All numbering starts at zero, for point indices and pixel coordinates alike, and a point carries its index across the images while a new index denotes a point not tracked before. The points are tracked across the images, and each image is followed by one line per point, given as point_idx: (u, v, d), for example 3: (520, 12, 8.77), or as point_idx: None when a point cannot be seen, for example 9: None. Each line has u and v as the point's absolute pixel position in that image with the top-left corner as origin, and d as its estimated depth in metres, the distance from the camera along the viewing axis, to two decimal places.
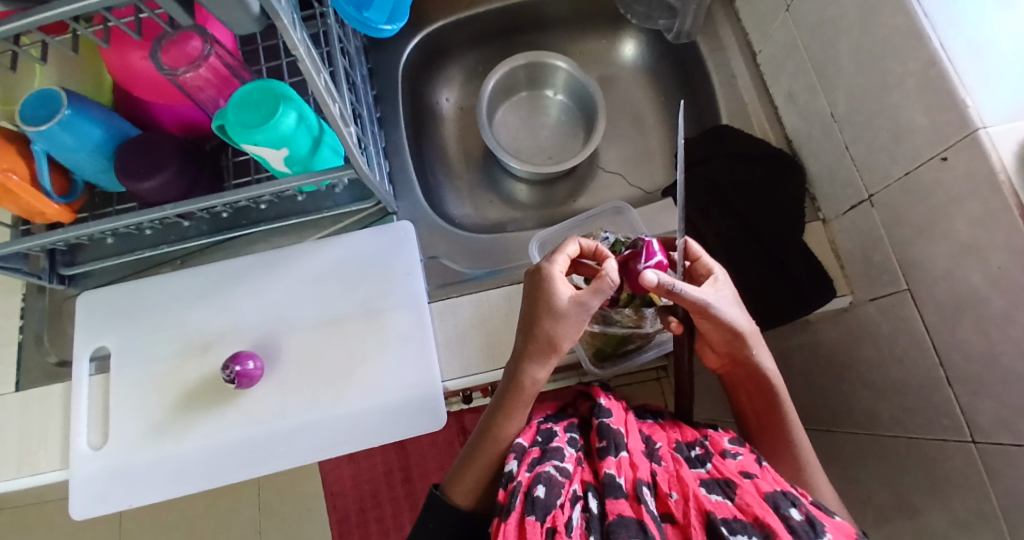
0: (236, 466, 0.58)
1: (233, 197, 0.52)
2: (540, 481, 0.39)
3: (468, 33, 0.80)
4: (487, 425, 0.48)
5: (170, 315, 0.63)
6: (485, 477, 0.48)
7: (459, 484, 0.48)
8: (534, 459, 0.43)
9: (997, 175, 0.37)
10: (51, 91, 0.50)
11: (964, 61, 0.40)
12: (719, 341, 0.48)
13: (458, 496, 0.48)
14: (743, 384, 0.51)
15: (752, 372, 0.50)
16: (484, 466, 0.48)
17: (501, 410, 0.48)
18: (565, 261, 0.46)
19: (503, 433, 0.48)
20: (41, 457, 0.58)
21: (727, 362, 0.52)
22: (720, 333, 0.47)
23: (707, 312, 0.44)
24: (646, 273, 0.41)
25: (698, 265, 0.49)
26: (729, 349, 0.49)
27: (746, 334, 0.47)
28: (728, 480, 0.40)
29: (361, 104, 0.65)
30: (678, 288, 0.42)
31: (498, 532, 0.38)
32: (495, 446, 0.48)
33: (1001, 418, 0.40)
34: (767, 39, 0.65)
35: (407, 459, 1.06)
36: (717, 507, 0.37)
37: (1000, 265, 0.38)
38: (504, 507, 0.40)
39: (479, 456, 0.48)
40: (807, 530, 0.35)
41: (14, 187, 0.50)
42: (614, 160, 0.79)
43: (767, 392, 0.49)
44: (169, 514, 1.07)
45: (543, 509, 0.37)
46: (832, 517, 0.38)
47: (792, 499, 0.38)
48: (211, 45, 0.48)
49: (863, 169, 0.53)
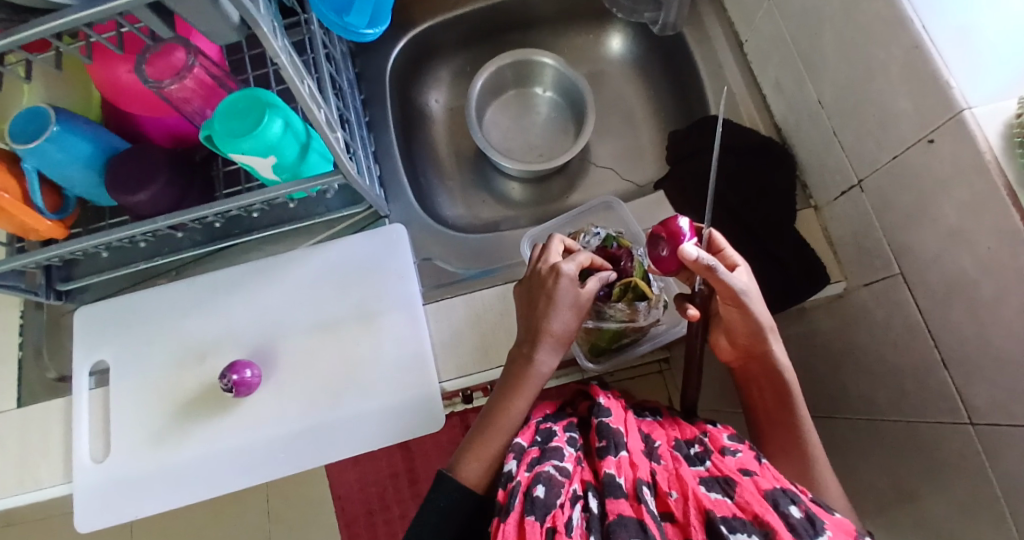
0: (235, 474, 0.58)
1: (224, 207, 0.53)
2: (539, 481, 0.40)
3: (455, 34, 0.80)
4: (496, 406, 0.49)
5: (166, 326, 0.63)
6: (495, 456, 0.48)
7: (471, 461, 0.47)
8: (534, 458, 0.43)
9: (983, 156, 0.37)
10: (41, 108, 0.51)
11: (947, 43, 0.40)
12: (741, 335, 0.49)
13: (470, 474, 0.47)
14: (755, 378, 0.51)
15: (766, 366, 0.50)
16: (495, 446, 0.48)
17: (510, 390, 0.49)
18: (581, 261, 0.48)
19: (510, 415, 0.48)
20: (44, 471, 0.59)
21: (742, 356, 0.52)
22: (745, 327, 0.47)
23: (738, 297, 0.44)
24: (686, 247, 0.39)
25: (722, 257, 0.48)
26: (748, 343, 0.49)
27: (766, 330, 0.47)
28: (727, 478, 0.40)
29: (348, 109, 0.65)
30: (718, 267, 0.41)
31: (497, 532, 0.38)
32: (505, 426, 0.48)
33: (996, 399, 0.40)
34: (752, 28, 0.65)
35: (413, 461, 1.06)
36: (717, 506, 0.37)
37: (989, 246, 0.38)
38: (504, 508, 0.40)
39: (491, 434, 0.48)
40: (806, 529, 0.35)
41: (6, 205, 0.50)
42: (605, 156, 0.79)
43: (778, 385, 0.50)
44: (177, 523, 1.08)
45: (543, 509, 0.37)
46: (832, 515, 0.38)
47: (792, 496, 0.38)
48: (195, 56, 0.49)
49: (851, 154, 0.53)
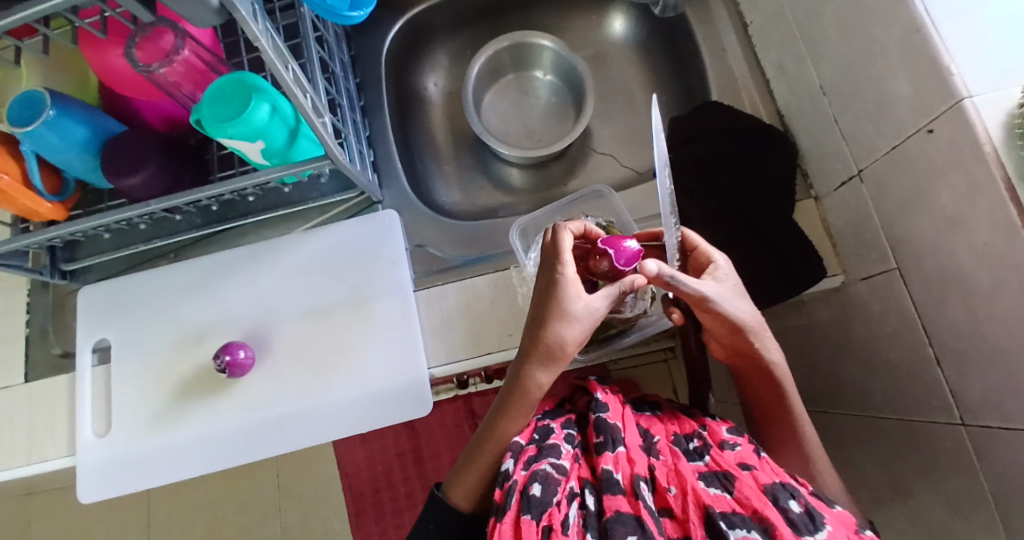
0: (231, 452, 0.60)
1: (215, 190, 0.53)
2: (536, 479, 0.40)
3: (452, 15, 0.78)
4: (489, 429, 0.48)
5: (164, 308, 0.65)
6: (484, 479, 0.48)
7: (461, 484, 0.49)
8: (531, 456, 0.43)
9: (982, 145, 0.35)
10: (35, 92, 0.52)
11: (950, 25, 0.37)
12: (725, 336, 0.47)
13: (461, 499, 0.49)
14: (748, 375, 0.50)
15: (758, 365, 0.48)
16: (484, 465, 0.48)
17: (503, 415, 0.47)
18: (572, 261, 0.42)
19: (503, 435, 0.48)
20: (51, 445, 0.61)
21: (732, 355, 0.50)
22: (723, 329, 0.46)
23: (705, 304, 0.43)
24: (645, 263, 0.40)
25: (698, 254, 0.48)
26: (734, 342, 0.47)
27: (748, 330, 0.45)
28: (726, 473, 0.39)
29: (340, 93, 0.64)
30: (680, 281, 0.41)
31: (495, 531, 0.38)
32: (495, 448, 0.48)
33: (989, 399, 0.39)
34: (756, 8, 0.62)
35: (418, 441, 1.08)
36: (716, 501, 0.37)
37: (986, 240, 0.36)
38: (502, 507, 0.40)
39: (480, 458, 0.48)
40: (806, 523, 0.35)
41: (7, 187, 0.52)
42: (606, 141, 0.78)
43: (773, 382, 0.48)
44: (191, 496, 1.12)
45: (538, 507, 0.38)
46: (832, 508, 0.37)
47: (791, 491, 0.37)
48: (183, 40, 0.49)
49: (851, 142, 0.50)
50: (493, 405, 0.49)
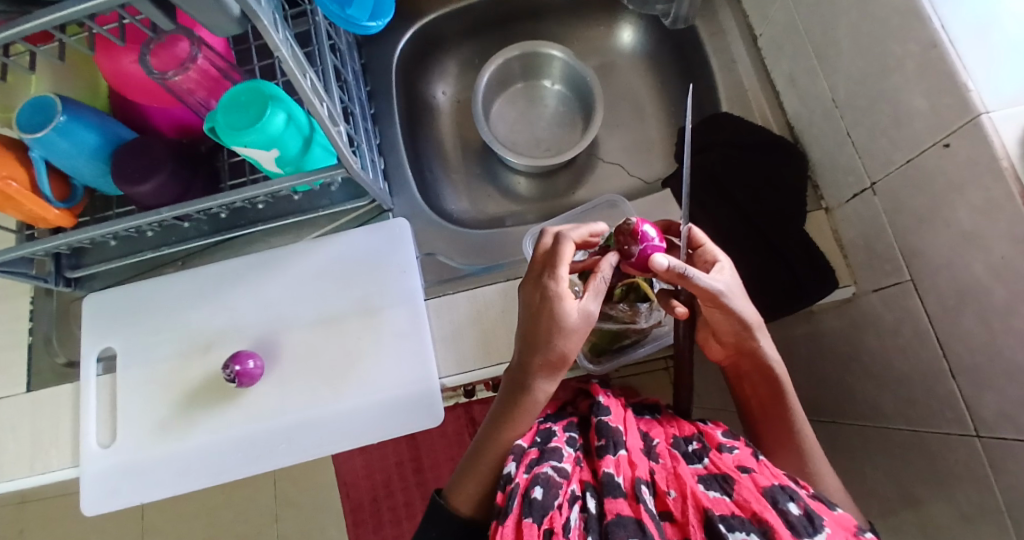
0: (238, 462, 0.59)
1: (227, 199, 0.52)
2: (537, 482, 0.39)
3: (462, 24, 0.79)
4: (489, 434, 0.48)
5: (171, 316, 0.64)
6: (486, 484, 0.47)
7: (463, 490, 0.48)
8: (533, 459, 0.43)
9: (999, 160, 0.36)
10: (46, 98, 0.51)
11: (967, 42, 0.38)
12: (726, 333, 0.48)
13: (464, 505, 0.47)
14: (748, 375, 0.50)
15: (757, 362, 0.49)
16: (485, 470, 0.48)
17: (504, 420, 0.48)
18: (567, 274, 0.43)
19: (504, 440, 0.47)
20: (54, 455, 0.60)
21: (732, 353, 0.51)
22: (730, 326, 0.46)
23: (718, 301, 0.43)
24: (655, 257, 0.39)
25: (703, 253, 0.47)
26: (736, 340, 0.48)
27: (752, 327, 0.46)
28: (726, 475, 0.39)
29: (353, 101, 0.64)
30: (692, 274, 0.40)
31: (496, 534, 0.38)
32: (496, 453, 0.48)
33: (1003, 411, 0.39)
34: (768, 21, 0.63)
35: (418, 450, 1.07)
36: (715, 505, 0.37)
37: (1003, 255, 0.37)
38: (503, 510, 0.39)
39: (481, 464, 0.48)
40: (805, 526, 0.35)
41: (13, 194, 0.51)
42: (614, 150, 0.78)
43: (771, 379, 0.49)
44: (188, 505, 1.10)
45: (540, 510, 0.37)
46: (832, 510, 0.38)
47: (791, 493, 0.37)
48: (199, 47, 0.49)
49: (864, 155, 0.51)
50: (493, 410, 0.49)
